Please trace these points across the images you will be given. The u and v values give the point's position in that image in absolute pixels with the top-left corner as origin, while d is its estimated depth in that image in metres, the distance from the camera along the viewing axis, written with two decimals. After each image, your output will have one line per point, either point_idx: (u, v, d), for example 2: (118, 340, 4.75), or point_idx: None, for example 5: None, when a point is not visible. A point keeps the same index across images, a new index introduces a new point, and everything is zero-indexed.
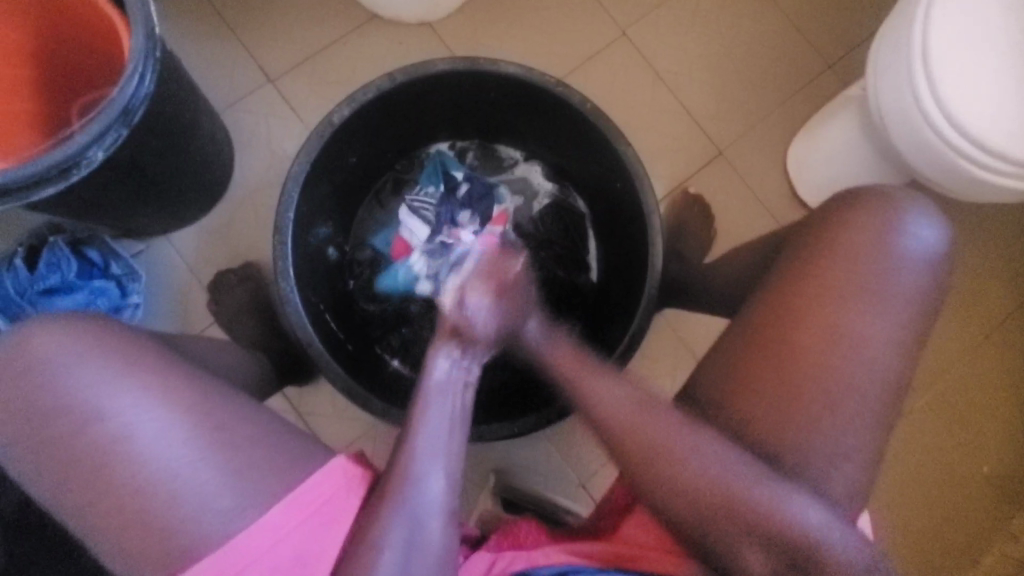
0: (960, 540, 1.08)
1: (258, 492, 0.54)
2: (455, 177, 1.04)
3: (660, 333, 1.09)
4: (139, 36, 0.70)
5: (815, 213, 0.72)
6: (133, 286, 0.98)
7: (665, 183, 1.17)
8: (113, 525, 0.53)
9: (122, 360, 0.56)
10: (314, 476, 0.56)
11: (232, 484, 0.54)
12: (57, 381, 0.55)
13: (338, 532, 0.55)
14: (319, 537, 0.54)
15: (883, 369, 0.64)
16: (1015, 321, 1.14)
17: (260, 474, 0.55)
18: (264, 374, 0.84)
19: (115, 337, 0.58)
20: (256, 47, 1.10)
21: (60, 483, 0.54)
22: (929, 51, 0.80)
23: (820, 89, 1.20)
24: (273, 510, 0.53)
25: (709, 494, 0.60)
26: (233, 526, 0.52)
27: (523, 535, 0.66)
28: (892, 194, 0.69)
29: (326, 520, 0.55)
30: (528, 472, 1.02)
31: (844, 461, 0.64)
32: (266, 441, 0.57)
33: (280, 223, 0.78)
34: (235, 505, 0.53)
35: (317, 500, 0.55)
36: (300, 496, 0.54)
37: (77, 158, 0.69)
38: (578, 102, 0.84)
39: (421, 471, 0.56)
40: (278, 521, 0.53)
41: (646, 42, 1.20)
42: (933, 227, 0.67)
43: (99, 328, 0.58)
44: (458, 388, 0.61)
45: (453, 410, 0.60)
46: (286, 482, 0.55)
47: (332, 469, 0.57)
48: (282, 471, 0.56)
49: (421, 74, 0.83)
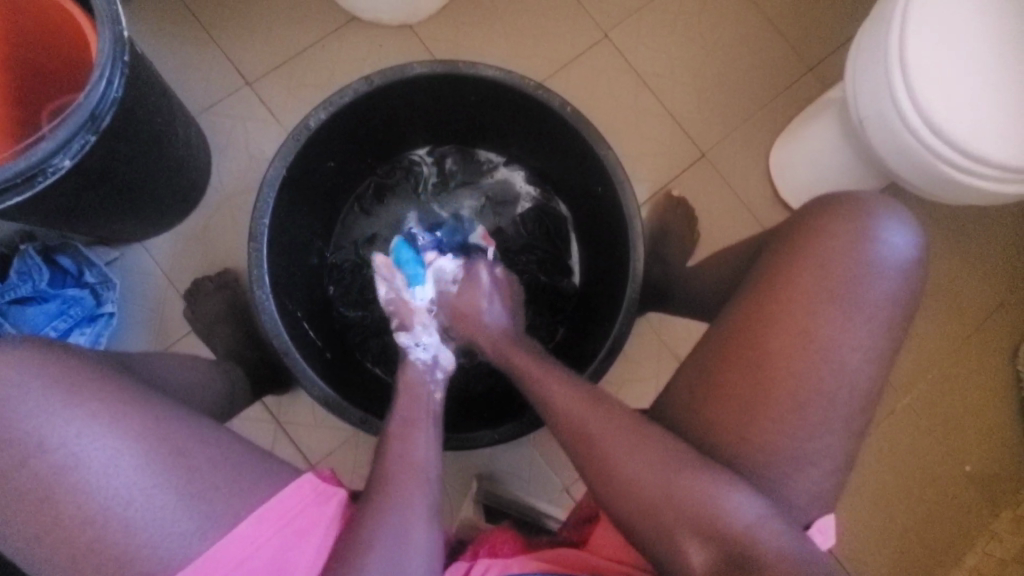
0: (938, 535, 1.09)
1: (223, 510, 0.53)
2: (438, 214, 1.04)
3: (643, 335, 1.09)
4: (106, 38, 0.68)
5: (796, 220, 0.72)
6: (108, 295, 0.96)
7: (647, 187, 1.16)
8: (82, 542, 0.51)
9: (84, 383, 0.55)
10: (284, 491, 0.55)
11: (193, 506, 0.52)
12: (13, 403, 0.53)
13: (311, 541, 0.54)
14: (296, 545, 0.54)
15: (857, 374, 0.64)
16: (993, 321, 1.15)
17: (227, 492, 0.54)
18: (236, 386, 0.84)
19: (74, 361, 0.56)
20: (233, 51, 1.08)
21: (18, 503, 0.51)
22: (905, 57, 0.80)
23: (800, 92, 1.21)
24: (245, 521, 0.53)
25: (691, 504, 0.60)
26: (194, 548, 0.51)
27: (500, 543, 0.65)
28: (866, 198, 0.69)
29: (299, 533, 0.54)
30: (511, 477, 1.01)
31: (819, 466, 0.64)
32: (238, 457, 0.56)
33: (256, 230, 0.77)
34: (202, 521, 0.52)
35: (290, 511, 0.54)
36: (272, 508, 0.54)
37: (42, 166, 0.67)
38: (558, 106, 0.83)
39: (400, 476, 0.59)
40: (251, 533, 0.53)
41: (629, 46, 1.19)
42: (908, 234, 0.67)
43: (58, 355, 0.56)
44: (427, 406, 0.70)
45: (426, 435, 0.66)
46: (254, 497, 0.54)
47: (301, 485, 0.56)
48: (251, 488, 0.54)
49: (399, 77, 0.82)
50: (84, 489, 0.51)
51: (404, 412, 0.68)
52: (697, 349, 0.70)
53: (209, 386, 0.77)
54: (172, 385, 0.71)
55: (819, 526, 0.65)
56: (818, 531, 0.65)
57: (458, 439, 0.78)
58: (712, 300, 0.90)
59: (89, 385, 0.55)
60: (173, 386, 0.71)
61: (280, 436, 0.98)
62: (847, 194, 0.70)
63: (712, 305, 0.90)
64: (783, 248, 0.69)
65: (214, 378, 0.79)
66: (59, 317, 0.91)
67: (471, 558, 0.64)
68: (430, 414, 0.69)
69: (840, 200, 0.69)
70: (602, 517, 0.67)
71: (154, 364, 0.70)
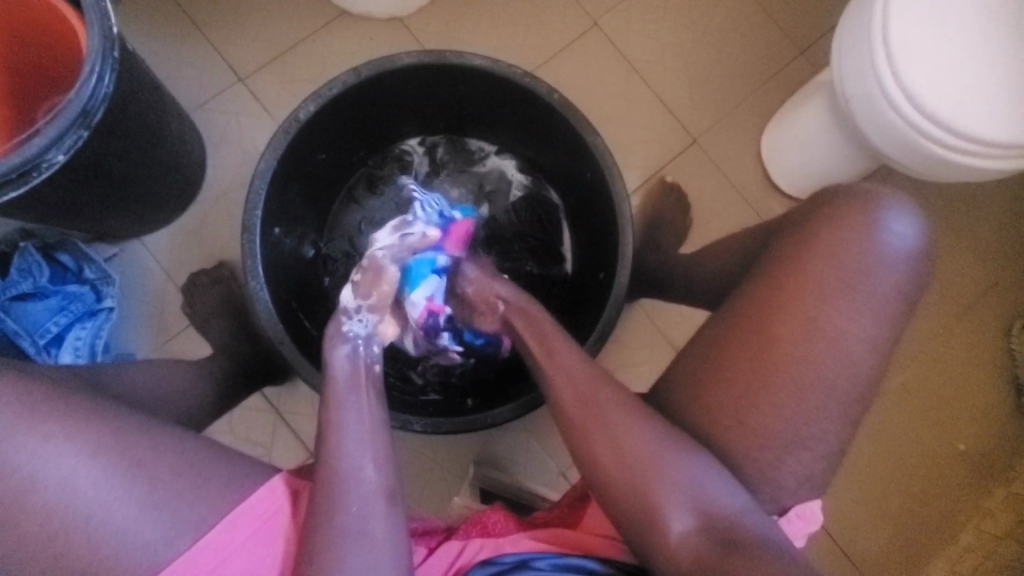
0: (932, 514, 1.10)
1: (186, 520, 0.54)
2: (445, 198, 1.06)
3: (636, 321, 1.09)
4: (96, 36, 0.69)
5: (806, 208, 0.73)
6: (107, 290, 0.97)
7: (639, 173, 1.17)
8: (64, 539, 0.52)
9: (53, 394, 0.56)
10: (256, 495, 0.57)
11: (155, 515, 0.54)
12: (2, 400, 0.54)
13: (280, 544, 0.57)
14: (269, 547, 0.56)
15: (841, 350, 0.65)
16: (986, 300, 1.15)
17: (193, 498, 0.55)
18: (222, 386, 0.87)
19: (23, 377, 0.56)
20: (225, 47, 1.09)
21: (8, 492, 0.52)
22: (889, 37, 0.81)
23: (790, 76, 1.21)
24: (212, 530, 0.55)
25: (677, 484, 0.61)
26: (159, 556, 0.53)
27: (492, 523, 0.65)
28: (871, 188, 0.70)
29: (273, 536, 0.57)
30: (508, 463, 1.02)
31: (806, 444, 0.65)
32: (206, 466, 0.57)
33: (249, 221, 0.78)
34: (166, 531, 0.54)
35: (262, 515, 0.56)
36: (245, 512, 0.56)
37: (37, 161, 0.68)
38: (545, 93, 0.85)
39: (353, 454, 0.60)
40: (221, 541, 0.55)
41: (619, 33, 1.20)
42: (911, 226, 0.68)
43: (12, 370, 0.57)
44: (364, 375, 0.67)
45: (364, 408, 0.64)
46: (221, 503, 0.56)
47: (274, 488, 0.58)
48: (219, 491, 0.56)
49: (387, 68, 0.83)
50: (80, 475, 0.53)
51: (352, 387, 0.65)
52: (692, 342, 0.70)
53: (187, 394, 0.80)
54: (144, 399, 0.74)
55: (796, 511, 0.66)
56: (797, 518, 0.66)
57: (454, 422, 0.79)
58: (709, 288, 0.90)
59: (63, 395, 0.56)
60: (143, 399, 0.74)
61: (280, 427, 1.00)
62: (859, 185, 0.71)
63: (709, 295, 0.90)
64: (788, 235, 0.71)
65: (191, 388, 0.82)
66: (60, 313, 0.93)
67: (462, 537, 0.65)
68: (367, 383, 0.66)
69: (855, 191, 0.70)
70: (591, 498, 0.68)
71: (126, 380, 0.73)
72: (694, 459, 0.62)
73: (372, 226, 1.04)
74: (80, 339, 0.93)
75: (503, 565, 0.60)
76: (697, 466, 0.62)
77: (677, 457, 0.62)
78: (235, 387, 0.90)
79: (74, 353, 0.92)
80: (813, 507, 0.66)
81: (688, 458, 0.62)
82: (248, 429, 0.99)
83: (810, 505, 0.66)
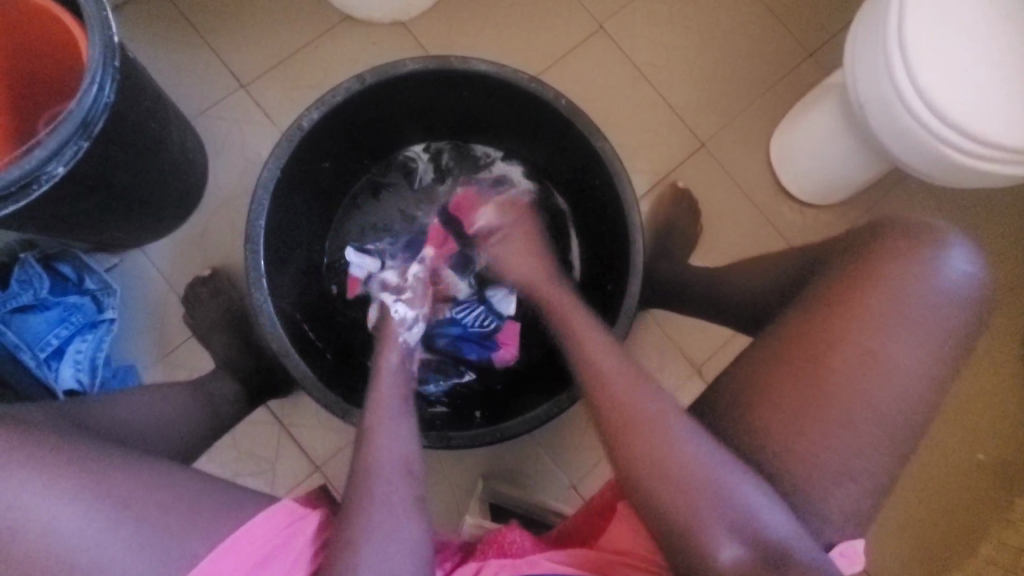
0: (953, 525, 1.05)
1: (175, 555, 0.52)
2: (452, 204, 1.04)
3: (646, 329, 1.07)
4: (96, 45, 0.68)
5: (857, 233, 0.72)
6: (109, 301, 0.96)
7: (647, 178, 1.15)
8: (60, 570, 0.50)
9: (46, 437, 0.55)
10: (257, 518, 0.56)
11: (145, 553, 0.51)
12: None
13: (274, 566, 0.55)
14: (268, 571, 0.54)
15: (862, 363, 0.63)
16: (1002, 304, 1.12)
17: (183, 530, 0.53)
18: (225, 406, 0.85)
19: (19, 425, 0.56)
20: (226, 53, 1.08)
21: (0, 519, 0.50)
22: (904, 41, 0.79)
23: (799, 79, 1.19)
24: (206, 558, 0.53)
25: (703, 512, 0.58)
26: None
27: (509, 541, 0.64)
28: (929, 223, 0.69)
29: (271, 555, 0.55)
30: (518, 475, 1.00)
31: (829, 460, 0.62)
32: (199, 501, 0.55)
33: (252, 232, 0.77)
34: (157, 565, 0.51)
35: (262, 539, 0.55)
36: (244, 535, 0.55)
37: (36, 174, 0.66)
38: (552, 98, 0.83)
39: (387, 473, 0.60)
40: (217, 566, 0.53)
41: (625, 37, 1.18)
42: (970, 263, 0.66)
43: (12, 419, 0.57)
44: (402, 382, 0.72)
45: (402, 414, 0.67)
46: (215, 533, 0.54)
47: (275, 511, 0.57)
48: (211, 521, 0.54)
49: (391, 74, 0.82)
50: (78, 499, 0.52)
51: (392, 404, 0.68)
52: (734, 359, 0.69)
53: (184, 421, 0.79)
54: (134, 432, 0.72)
55: (840, 549, 0.62)
56: (841, 556, 0.62)
57: (463, 436, 0.77)
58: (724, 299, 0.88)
59: (41, 436, 0.55)
60: (136, 432, 0.72)
61: (285, 439, 0.98)
62: (916, 221, 0.69)
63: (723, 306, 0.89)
64: (846, 263, 0.69)
65: (190, 411, 0.80)
66: (60, 325, 0.91)
67: (480, 557, 0.63)
68: (404, 390, 0.71)
69: (907, 225, 0.68)
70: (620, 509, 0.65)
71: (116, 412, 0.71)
72: (705, 488, 0.59)
73: (376, 234, 1.02)
74: (80, 351, 0.92)
75: None
76: (708, 492, 0.59)
77: (689, 478, 0.59)
78: (239, 404, 0.88)
79: (75, 366, 0.90)
80: (856, 545, 0.63)
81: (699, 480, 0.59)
82: (253, 442, 0.98)
83: (853, 541, 0.63)
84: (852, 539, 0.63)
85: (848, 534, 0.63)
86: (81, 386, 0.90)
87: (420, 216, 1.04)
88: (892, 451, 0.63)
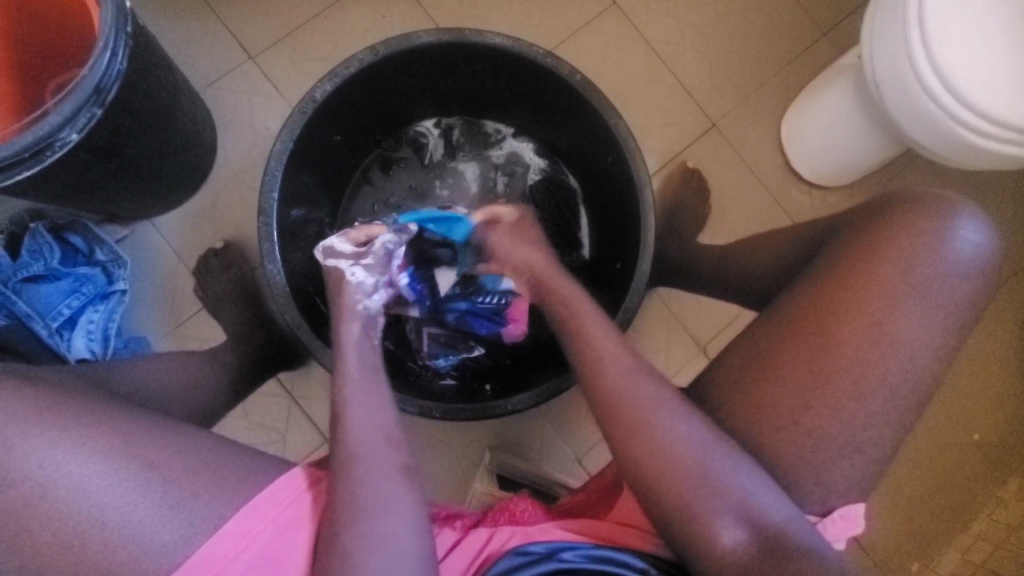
0: (945, 504, 1.07)
1: (204, 518, 0.53)
2: (463, 180, 1.04)
3: (652, 308, 1.08)
4: (109, 10, 0.67)
5: (861, 209, 0.72)
6: (119, 273, 0.96)
7: (658, 157, 1.14)
8: (87, 529, 0.51)
9: (69, 405, 0.56)
10: (275, 483, 0.57)
11: (172, 517, 0.52)
12: (16, 400, 0.54)
13: (298, 529, 0.56)
14: (293, 533, 0.56)
15: (874, 341, 0.64)
16: (1006, 288, 1.13)
17: (209, 496, 0.54)
18: (236, 380, 0.86)
19: (47, 391, 0.56)
20: (236, 23, 1.07)
21: (27, 483, 0.51)
22: (925, 20, 0.78)
23: (813, 59, 1.18)
24: (231, 520, 0.54)
25: (715, 489, 0.59)
26: (179, 556, 0.52)
27: (520, 510, 0.66)
28: (942, 194, 0.69)
29: (292, 521, 0.56)
30: (524, 449, 1.02)
31: (835, 435, 0.63)
32: (224, 467, 0.57)
33: (265, 204, 0.77)
34: (185, 530, 0.52)
35: (283, 503, 0.56)
36: (265, 500, 0.55)
37: (50, 139, 0.66)
38: (566, 74, 0.83)
39: (369, 454, 0.59)
40: (243, 528, 0.54)
41: (638, 12, 1.16)
42: (982, 238, 0.66)
43: (36, 385, 0.57)
44: (370, 363, 0.68)
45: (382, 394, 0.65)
46: (239, 497, 0.55)
47: (293, 477, 0.58)
48: (236, 489, 0.55)
49: (405, 47, 0.81)
50: (103, 464, 0.53)
51: (364, 379, 0.65)
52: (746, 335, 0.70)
53: (196, 389, 0.79)
54: (152, 397, 0.72)
55: (841, 512, 0.63)
56: (843, 519, 0.63)
57: (472, 408, 0.78)
58: (733, 279, 0.88)
59: (67, 401, 0.56)
60: (153, 398, 0.72)
61: (294, 411, 0.99)
62: (926, 193, 0.69)
63: (733, 286, 0.89)
64: (849, 238, 0.69)
65: (205, 382, 0.81)
66: (72, 295, 0.91)
67: (491, 525, 0.65)
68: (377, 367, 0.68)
69: (919, 199, 0.68)
70: (624, 489, 0.67)
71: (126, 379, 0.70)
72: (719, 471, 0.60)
73: (385, 210, 1.02)
74: (92, 321, 0.92)
75: (535, 556, 0.59)
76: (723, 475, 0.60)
77: (692, 459, 0.60)
78: (251, 377, 0.89)
79: (87, 336, 0.91)
80: (858, 508, 0.64)
81: (721, 482, 0.59)
82: (263, 413, 0.99)
83: (854, 505, 0.64)
84: (855, 502, 0.64)
85: (847, 495, 0.64)
86: (93, 355, 0.90)
87: (431, 193, 1.03)
88: (897, 425, 0.64)
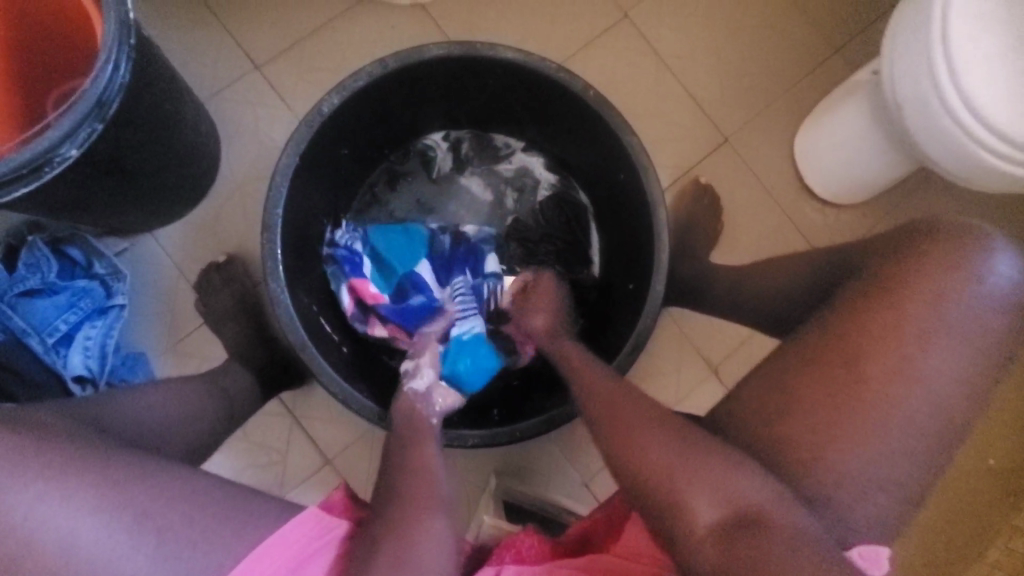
0: (961, 533, 1.04)
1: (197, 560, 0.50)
2: (473, 196, 1.02)
3: (663, 328, 1.06)
4: (112, 21, 0.65)
5: (887, 237, 0.69)
6: (118, 286, 0.94)
7: (669, 172, 1.13)
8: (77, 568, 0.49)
9: (62, 449, 0.53)
10: (288, 525, 0.55)
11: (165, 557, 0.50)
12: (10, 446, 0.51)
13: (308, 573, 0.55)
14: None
15: (903, 375, 0.61)
16: None
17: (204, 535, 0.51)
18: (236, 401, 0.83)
19: (40, 437, 0.53)
20: (241, 32, 1.05)
21: (14, 520, 0.49)
22: (948, 38, 0.76)
23: (826, 75, 1.17)
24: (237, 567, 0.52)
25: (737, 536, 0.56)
26: None
27: (524, 547, 0.63)
28: (975, 224, 0.66)
29: (300, 565, 0.55)
30: (531, 472, 0.99)
31: (860, 473, 0.60)
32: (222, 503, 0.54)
33: (270, 220, 0.75)
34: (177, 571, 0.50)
35: (292, 546, 0.55)
36: (274, 543, 0.54)
37: (50, 154, 0.63)
38: (579, 88, 0.81)
39: (413, 509, 0.59)
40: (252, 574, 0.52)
41: (650, 26, 1.15)
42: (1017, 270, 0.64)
43: (32, 429, 0.54)
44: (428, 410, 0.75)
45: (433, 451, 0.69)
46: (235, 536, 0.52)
47: (304, 519, 0.56)
48: (241, 535, 0.53)
49: (415, 60, 0.79)
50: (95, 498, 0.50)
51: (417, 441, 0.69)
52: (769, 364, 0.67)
53: (201, 420, 0.77)
54: (153, 432, 0.70)
55: (859, 551, 0.60)
56: (862, 558, 0.59)
57: (479, 435, 0.76)
58: (749, 301, 0.86)
59: (61, 444, 0.53)
60: (153, 438, 0.69)
61: (295, 431, 0.96)
62: (962, 223, 0.67)
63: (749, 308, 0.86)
64: (878, 268, 0.66)
65: (206, 404, 0.79)
66: (69, 310, 0.89)
67: (496, 563, 0.62)
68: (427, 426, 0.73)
69: (955, 230, 0.66)
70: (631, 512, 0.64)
71: (124, 408, 0.68)
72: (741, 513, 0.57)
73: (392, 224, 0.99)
74: (90, 337, 0.89)
75: None
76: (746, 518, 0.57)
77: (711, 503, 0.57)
78: (252, 398, 0.86)
79: (84, 353, 0.88)
80: (881, 550, 0.60)
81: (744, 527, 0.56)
82: (264, 434, 0.96)
83: (877, 546, 0.60)
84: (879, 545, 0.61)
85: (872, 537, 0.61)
86: (90, 373, 0.88)
87: (438, 208, 1.01)
88: (924, 461, 0.62)
